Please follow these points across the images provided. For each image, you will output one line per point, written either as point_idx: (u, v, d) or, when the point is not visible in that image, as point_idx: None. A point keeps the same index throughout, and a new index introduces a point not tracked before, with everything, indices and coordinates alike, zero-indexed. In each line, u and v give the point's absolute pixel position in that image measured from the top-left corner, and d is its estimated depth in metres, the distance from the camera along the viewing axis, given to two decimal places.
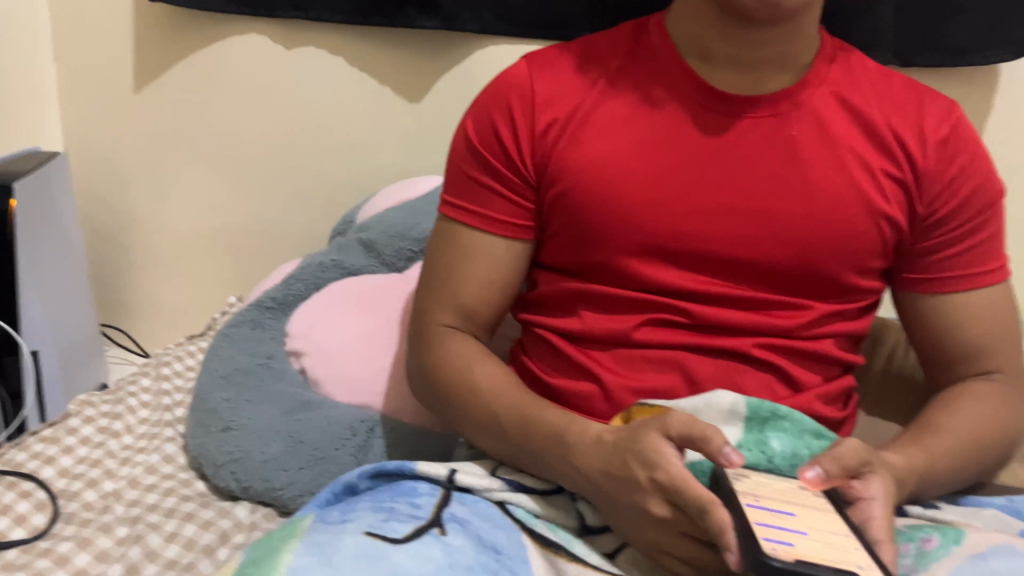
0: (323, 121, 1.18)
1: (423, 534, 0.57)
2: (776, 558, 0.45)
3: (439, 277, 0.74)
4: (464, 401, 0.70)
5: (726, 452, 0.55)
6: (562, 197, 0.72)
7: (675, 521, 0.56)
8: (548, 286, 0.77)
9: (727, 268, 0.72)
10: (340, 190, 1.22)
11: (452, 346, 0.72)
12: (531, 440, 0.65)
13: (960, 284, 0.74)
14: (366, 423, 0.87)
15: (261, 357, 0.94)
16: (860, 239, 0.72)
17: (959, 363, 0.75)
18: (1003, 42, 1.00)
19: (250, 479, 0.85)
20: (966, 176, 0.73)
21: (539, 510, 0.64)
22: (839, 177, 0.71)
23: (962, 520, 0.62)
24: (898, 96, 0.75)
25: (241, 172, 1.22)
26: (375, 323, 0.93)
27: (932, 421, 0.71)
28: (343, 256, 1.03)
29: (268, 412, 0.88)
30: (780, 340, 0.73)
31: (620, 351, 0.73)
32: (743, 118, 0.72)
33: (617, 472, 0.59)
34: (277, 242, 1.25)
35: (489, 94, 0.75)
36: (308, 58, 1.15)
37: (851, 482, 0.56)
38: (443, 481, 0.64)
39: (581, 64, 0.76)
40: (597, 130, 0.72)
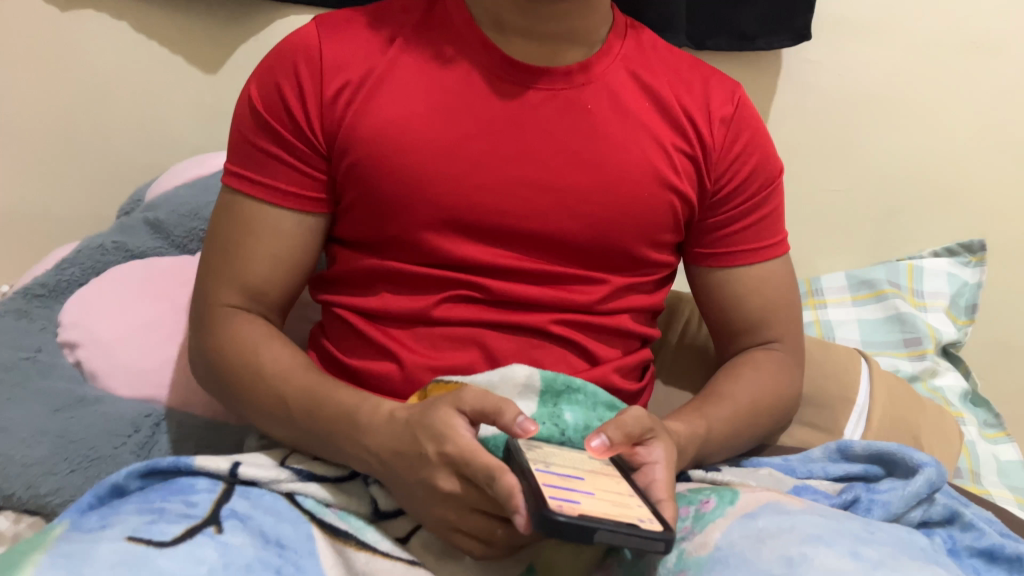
0: (104, 90, 1.07)
1: (194, 533, 0.53)
2: (562, 513, 0.43)
3: (223, 253, 0.69)
4: (249, 386, 0.65)
5: (520, 422, 0.52)
6: (355, 170, 0.69)
7: (466, 496, 0.54)
8: (345, 264, 0.74)
9: (525, 242, 0.72)
10: (127, 166, 1.12)
11: (236, 328, 0.67)
12: (321, 424, 0.62)
13: (746, 256, 0.77)
14: (149, 418, 0.81)
15: (28, 351, 0.84)
16: (653, 212, 0.73)
17: (744, 332, 0.79)
18: (784, 29, 1.06)
19: (11, 485, 0.74)
20: (749, 154, 0.76)
21: (329, 499, 0.61)
22: (633, 152, 0.72)
23: (742, 481, 0.64)
24: (688, 75, 0.77)
25: (10, 145, 1.09)
26: (160, 309, 0.86)
27: (718, 389, 0.74)
28: (126, 236, 0.95)
29: (34, 410, 0.79)
30: (578, 314, 0.74)
31: (418, 328, 0.71)
32: (539, 92, 0.71)
33: (406, 450, 0.56)
34: (55, 223, 1.14)
35: (277, 58, 0.71)
36: (82, 20, 1.04)
37: (636, 448, 0.56)
38: (224, 475, 0.60)
39: (377, 29, 0.73)
40: (391, 99, 0.69)
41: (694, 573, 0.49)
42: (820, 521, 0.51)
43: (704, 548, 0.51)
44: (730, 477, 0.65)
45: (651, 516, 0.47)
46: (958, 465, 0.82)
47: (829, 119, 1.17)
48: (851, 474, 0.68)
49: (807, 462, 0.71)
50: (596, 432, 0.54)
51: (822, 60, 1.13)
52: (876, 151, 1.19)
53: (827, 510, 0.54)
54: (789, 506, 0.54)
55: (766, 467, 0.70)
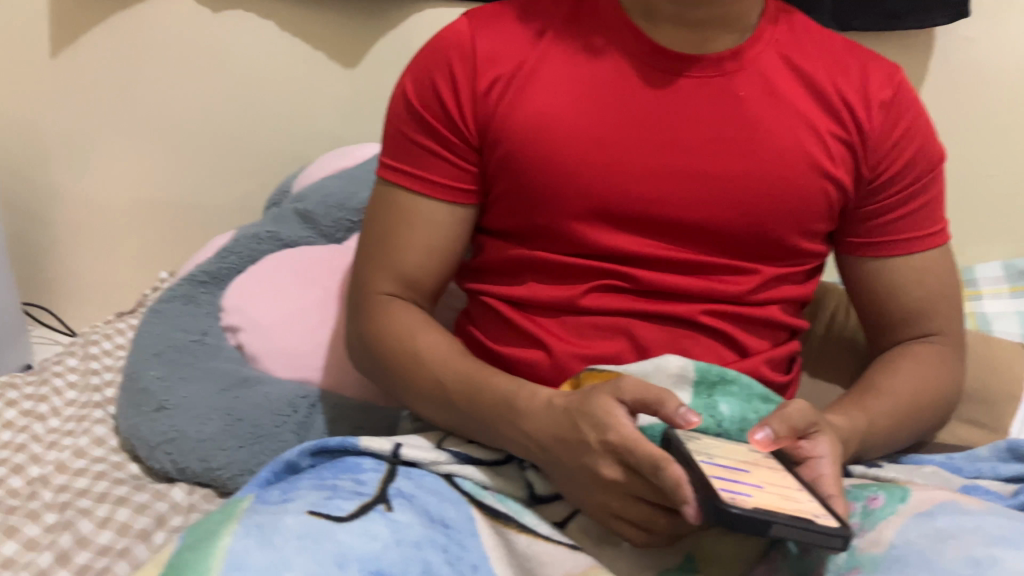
0: (254, 87, 1.13)
1: (367, 510, 0.55)
2: (735, 505, 0.43)
3: (381, 244, 0.72)
4: (408, 371, 0.68)
5: (682, 412, 0.53)
6: (507, 162, 0.70)
7: (628, 484, 0.55)
8: (494, 253, 0.75)
9: (674, 231, 0.71)
10: (275, 159, 1.17)
11: (394, 315, 0.70)
12: (479, 409, 0.63)
13: (904, 246, 0.75)
14: (306, 399, 0.85)
15: (196, 334, 0.90)
16: (807, 201, 0.71)
17: (900, 324, 0.76)
18: (940, 6, 1.01)
19: (189, 460, 0.82)
20: (909, 140, 0.73)
21: (487, 482, 0.63)
22: (787, 139, 0.71)
23: (905, 478, 0.62)
24: (843, 58, 0.75)
25: (169, 141, 1.16)
26: (313, 296, 0.90)
27: (875, 382, 0.72)
28: (279, 227, 1.00)
29: (204, 390, 0.85)
30: (726, 304, 0.73)
31: (567, 317, 0.72)
32: (689, 80, 0.71)
33: (567, 437, 0.57)
34: (209, 214, 1.20)
35: (430, 54, 0.73)
36: (236, 21, 1.10)
37: (799, 442, 0.55)
38: (388, 456, 0.63)
39: (525, 22, 0.74)
40: (542, 91, 0.70)
41: (870, 571, 0.49)
42: (1003, 521, 0.50)
43: (877, 545, 0.50)
44: (892, 474, 0.63)
45: (825, 512, 0.46)
46: None
47: (980, 99, 1.11)
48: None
49: (974, 460, 0.68)
50: (759, 424, 0.53)
51: (974, 37, 1.08)
52: None
53: (1006, 511, 0.52)
54: (969, 506, 0.52)
55: (928, 464, 0.68)
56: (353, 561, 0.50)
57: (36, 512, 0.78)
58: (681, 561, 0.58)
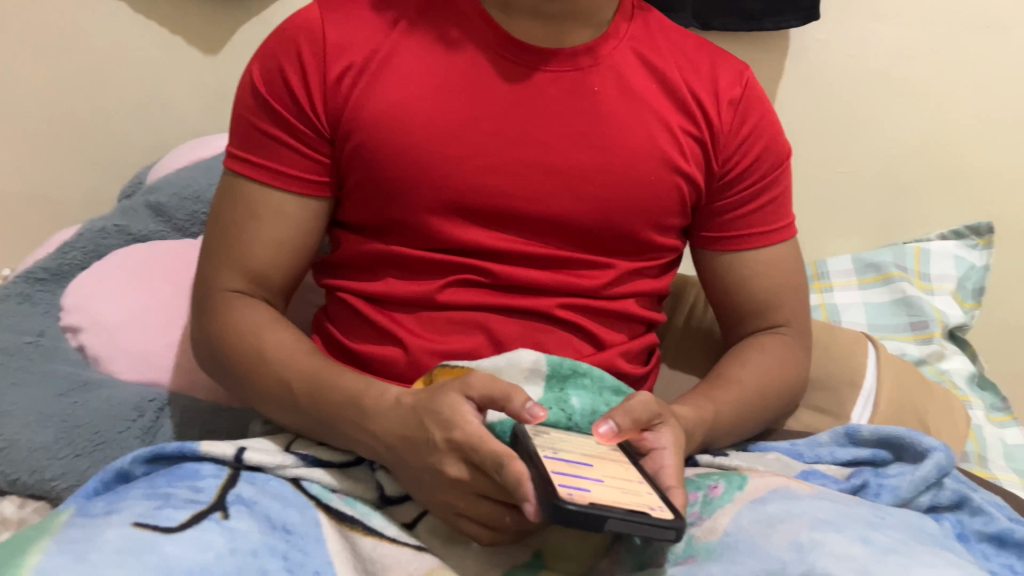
0: (103, 73, 1.06)
1: (200, 520, 0.53)
2: (571, 502, 0.43)
3: (226, 238, 0.68)
4: (253, 372, 0.65)
5: (528, 407, 0.52)
6: (359, 154, 0.68)
7: (473, 483, 0.54)
8: (349, 248, 0.73)
9: (530, 226, 0.71)
10: (128, 149, 1.11)
11: (240, 313, 0.67)
12: (326, 410, 0.61)
13: (753, 240, 0.77)
14: (153, 403, 0.81)
15: (31, 335, 0.84)
16: (660, 196, 0.72)
17: (751, 317, 0.78)
18: (793, 9, 1.04)
19: (16, 471, 0.74)
20: (757, 137, 0.75)
21: (335, 485, 0.61)
22: (640, 134, 0.71)
23: (749, 466, 0.64)
24: (695, 56, 0.76)
25: (7, 127, 1.08)
26: (163, 293, 0.86)
27: (725, 373, 0.73)
28: (127, 220, 0.95)
29: (37, 396, 0.79)
30: (584, 298, 0.73)
31: (423, 313, 0.70)
32: (545, 73, 0.71)
33: (414, 437, 0.56)
34: (55, 206, 1.13)
35: (278, 40, 0.70)
36: (79, 1, 1.03)
37: (644, 434, 0.56)
38: (230, 461, 0.60)
39: (381, 10, 0.72)
40: (395, 82, 0.68)
41: (704, 560, 0.50)
42: (831, 506, 0.52)
43: (713, 534, 0.51)
44: (737, 462, 0.64)
45: (662, 504, 0.47)
46: (962, 447, 0.82)
47: (833, 99, 1.16)
48: (859, 458, 0.68)
49: (815, 446, 0.71)
50: (603, 418, 0.53)
51: (826, 39, 1.12)
52: (881, 130, 1.18)
53: (836, 495, 0.54)
54: (800, 491, 0.54)
55: (772, 451, 0.70)
56: (177, 574, 0.47)
57: None
58: (530, 557, 0.57)
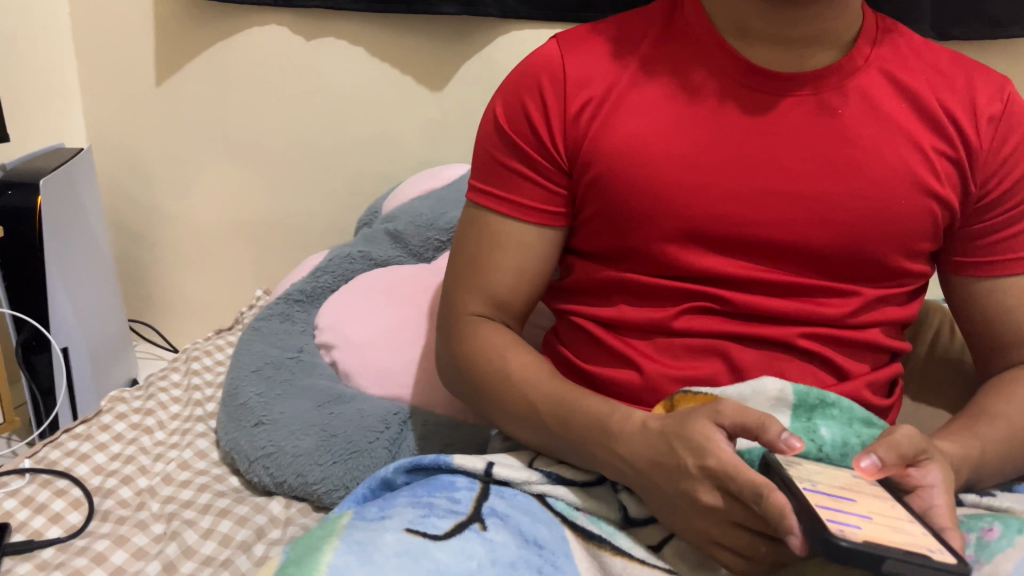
0: (345, 112, 1.16)
1: (463, 529, 0.56)
2: (844, 538, 0.42)
3: (472, 265, 0.73)
4: (500, 393, 0.68)
5: (786, 437, 0.51)
6: (598, 184, 0.70)
7: (728, 511, 0.54)
8: (584, 274, 0.75)
9: (769, 253, 0.70)
10: (366, 180, 1.20)
11: (487, 336, 0.70)
12: (572, 432, 0.63)
13: (1017, 266, 0.71)
14: (399, 416, 0.86)
15: (293, 351, 0.93)
16: (909, 221, 0.69)
17: (1013, 348, 0.72)
18: None
19: (284, 474, 0.84)
20: (1021, 154, 0.70)
21: (579, 503, 0.62)
22: (889, 157, 0.69)
23: (1022, 509, 0.59)
24: (948, 71, 0.72)
25: (266, 163, 1.21)
26: (406, 315, 0.92)
27: (985, 408, 0.68)
28: (369, 246, 1.02)
29: (299, 407, 0.88)
30: (825, 327, 0.71)
31: (659, 338, 0.71)
32: (785, 98, 0.70)
33: (664, 462, 0.57)
34: (304, 233, 1.24)
35: (520, 78, 0.74)
36: (329, 48, 1.13)
37: (908, 469, 0.53)
38: (481, 474, 0.63)
39: (617, 45, 0.74)
40: (633, 114, 0.70)
41: None
42: None
43: None
44: (1006, 504, 0.60)
45: (942, 547, 0.44)
46: None
47: None
48: None
49: None
50: (866, 453, 0.52)
51: None
52: None
53: None
54: None
55: None
56: None
57: (145, 522, 0.81)
58: None
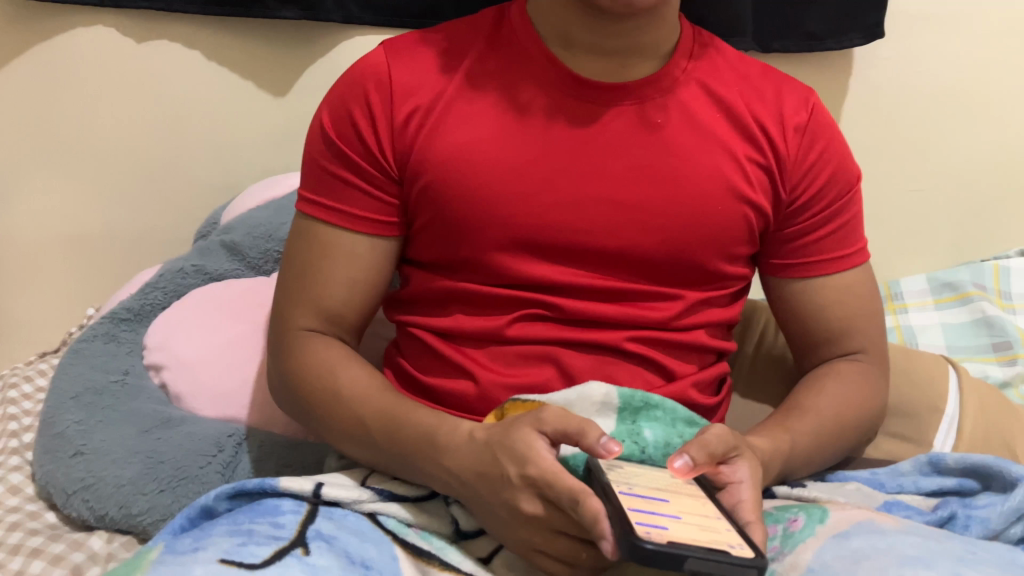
0: (179, 118, 1.11)
1: (283, 555, 0.54)
2: (649, 540, 0.43)
3: (300, 277, 0.70)
4: (328, 409, 0.66)
5: (603, 441, 0.52)
6: (426, 194, 0.70)
7: (549, 519, 0.54)
8: (417, 284, 0.74)
9: (597, 259, 0.71)
10: (203, 190, 1.15)
11: (315, 351, 0.68)
12: (402, 447, 0.62)
13: (827, 267, 0.75)
14: (233, 438, 0.83)
15: (117, 373, 0.87)
16: (727, 226, 0.72)
17: (824, 344, 0.77)
18: (854, 27, 1.04)
19: (105, 506, 0.78)
20: (826, 162, 0.75)
21: (411, 519, 0.61)
22: (706, 165, 0.71)
23: (829, 498, 0.63)
24: (759, 83, 0.76)
25: (92, 173, 1.13)
26: (241, 332, 0.88)
27: (799, 403, 0.72)
28: (203, 259, 0.97)
29: (123, 433, 0.82)
30: (653, 330, 0.73)
31: (492, 347, 0.71)
32: (608, 108, 0.71)
33: (489, 473, 0.56)
34: (137, 247, 1.17)
35: (347, 84, 0.72)
36: (158, 51, 1.07)
37: (720, 467, 0.55)
38: (307, 496, 0.61)
39: (444, 52, 0.73)
40: (459, 123, 0.70)
41: None
42: (920, 541, 0.50)
43: (795, 570, 0.50)
44: (816, 494, 0.63)
45: (744, 542, 0.46)
46: None
47: (902, 117, 1.14)
48: (945, 488, 0.67)
49: (898, 475, 0.69)
50: (682, 452, 0.55)
51: (891, 56, 1.11)
52: (950, 146, 1.16)
53: (922, 529, 0.53)
54: (884, 525, 0.52)
55: (853, 482, 0.69)
56: None
57: None
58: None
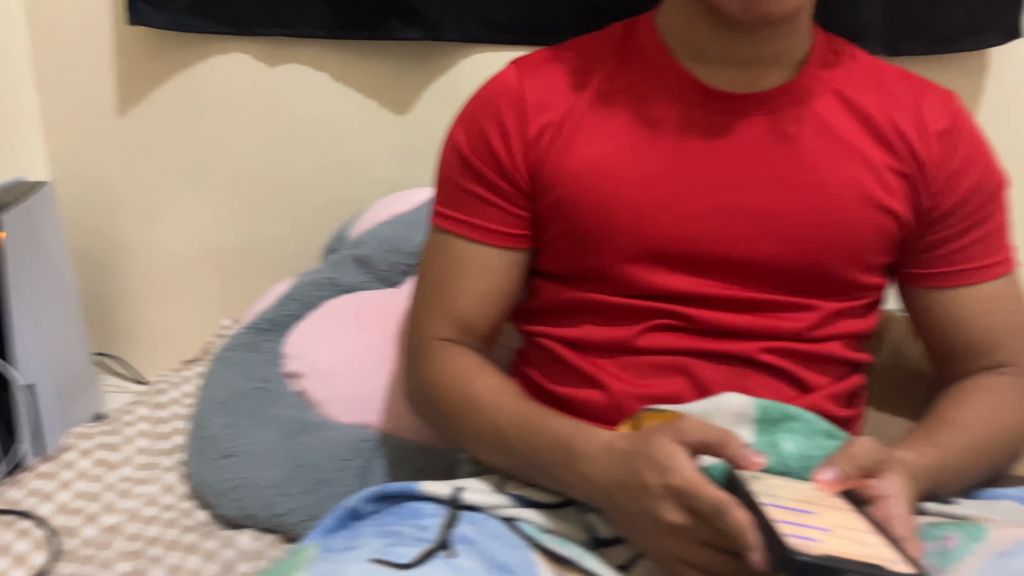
0: (310, 138, 1.16)
1: (430, 556, 0.56)
2: (804, 553, 0.43)
3: (436, 289, 0.73)
4: (466, 417, 0.68)
5: (743, 454, 0.55)
6: (558, 207, 0.71)
7: (693, 529, 0.54)
8: (546, 295, 0.76)
9: (728, 270, 0.71)
10: (332, 206, 1.20)
11: (452, 360, 0.70)
12: (540, 455, 0.63)
13: (970, 277, 0.73)
14: (368, 443, 0.87)
15: (260, 380, 0.92)
16: (863, 235, 0.70)
17: (968, 357, 0.74)
18: (991, 27, 1.00)
19: (254, 506, 0.84)
20: (969, 167, 0.72)
21: (548, 525, 0.62)
22: (841, 174, 0.70)
23: (981, 516, 0.60)
24: (895, 89, 0.74)
25: (230, 190, 1.20)
26: (373, 341, 0.92)
27: (944, 417, 0.70)
28: (336, 272, 1.01)
29: (267, 437, 0.87)
30: (787, 341, 0.72)
31: (624, 357, 0.72)
32: (738, 118, 0.71)
33: (630, 481, 0.57)
34: (272, 262, 1.23)
35: (480, 102, 0.74)
36: (290, 74, 1.13)
37: (867, 480, 0.55)
38: (448, 500, 0.63)
39: (573, 68, 0.75)
40: (590, 137, 0.71)
41: None
42: None
43: None
44: (967, 511, 0.61)
45: (901, 558, 0.45)
46: None
47: None
48: None
49: None
50: (824, 466, 0.55)
51: None
52: None
53: None
54: None
55: (1005, 500, 0.66)
56: None
57: (111, 560, 0.80)
58: None
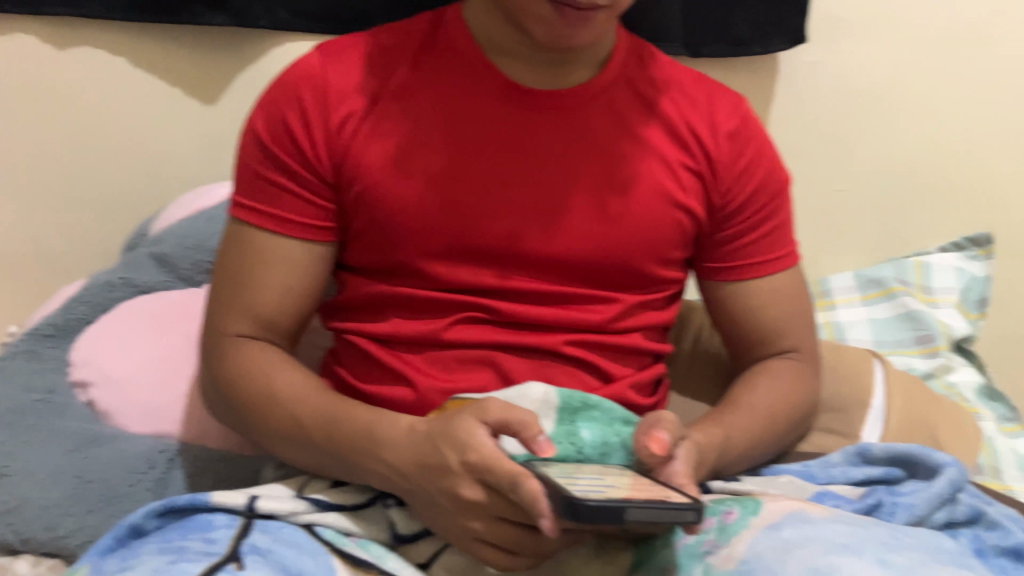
0: (107, 128, 1.07)
1: (216, 571, 0.53)
2: (590, 499, 0.43)
3: (232, 284, 0.68)
4: (263, 413, 0.65)
5: (540, 440, 0.53)
6: (361, 200, 0.69)
7: (490, 505, 0.55)
8: (353, 290, 0.74)
9: (533, 264, 0.72)
10: (131, 201, 1.10)
11: (248, 356, 0.67)
12: (344, 446, 0.62)
13: (759, 270, 0.77)
14: (164, 454, 0.81)
15: (41, 392, 0.84)
16: (661, 231, 0.73)
17: (759, 343, 0.78)
18: (780, 31, 1.07)
19: (31, 529, 0.75)
20: (756, 168, 0.76)
21: (349, 528, 0.61)
22: (638, 172, 0.72)
23: (762, 490, 0.64)
24: (692, 91, 0.77)
25: (11, 183, 1.08)
26: (173, 344, 0.86)
27: (735, 398, 0.74)
28: (132, 272, 0.94)
29: (47, 453, 0.79)
30: (591, 333, 0.74)
31: (430, 352, 0.71)
32: (543, 114, 0.72)
33: (431, 463, 0.57)
34: (62, 262, 1.12)
35: (280, 87, 0.70)
36: (81, 57, 1.03)
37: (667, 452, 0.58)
38: (242, 510, 0.60)
39: (379, 56, 0.73)
40: (394, 129, 0.70)
41: None
42: (845, 530, 0.52)
43: (729, 562, 0.52)
44: (749, 487, 0.64)
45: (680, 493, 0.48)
46: (977, 462, 0.81)
47: (828, 120, 1.17)
48: (872, 477, 0.69)
49: (828, 466, 0.72)
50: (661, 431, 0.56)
51: (816, 60, 1.14)
52: (877, 146, 1.19)
53: (851, 517, 0.55)
54: (814, 515, 0.54)
55: (785, 475, 0.71)
56: None
57: None
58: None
